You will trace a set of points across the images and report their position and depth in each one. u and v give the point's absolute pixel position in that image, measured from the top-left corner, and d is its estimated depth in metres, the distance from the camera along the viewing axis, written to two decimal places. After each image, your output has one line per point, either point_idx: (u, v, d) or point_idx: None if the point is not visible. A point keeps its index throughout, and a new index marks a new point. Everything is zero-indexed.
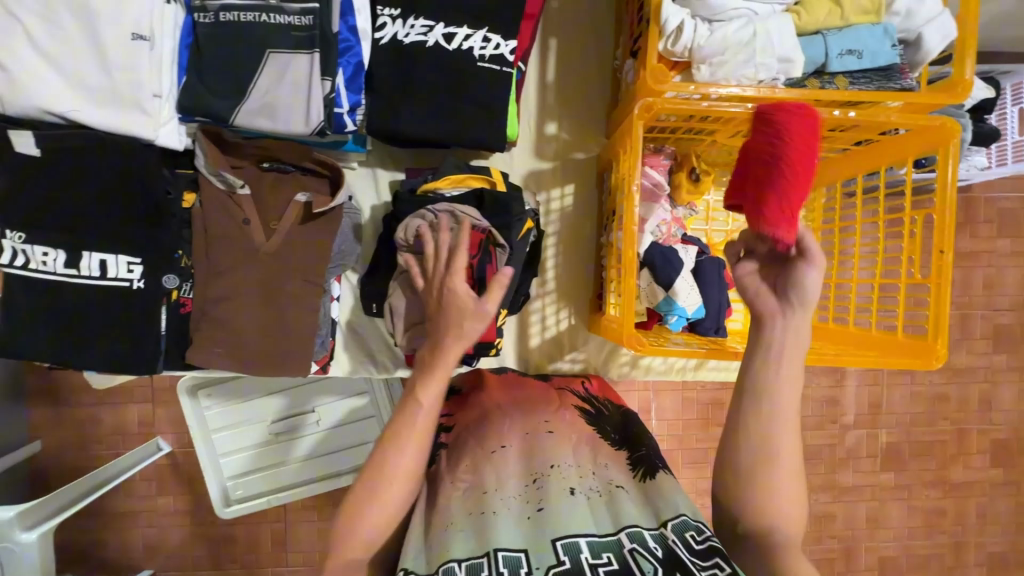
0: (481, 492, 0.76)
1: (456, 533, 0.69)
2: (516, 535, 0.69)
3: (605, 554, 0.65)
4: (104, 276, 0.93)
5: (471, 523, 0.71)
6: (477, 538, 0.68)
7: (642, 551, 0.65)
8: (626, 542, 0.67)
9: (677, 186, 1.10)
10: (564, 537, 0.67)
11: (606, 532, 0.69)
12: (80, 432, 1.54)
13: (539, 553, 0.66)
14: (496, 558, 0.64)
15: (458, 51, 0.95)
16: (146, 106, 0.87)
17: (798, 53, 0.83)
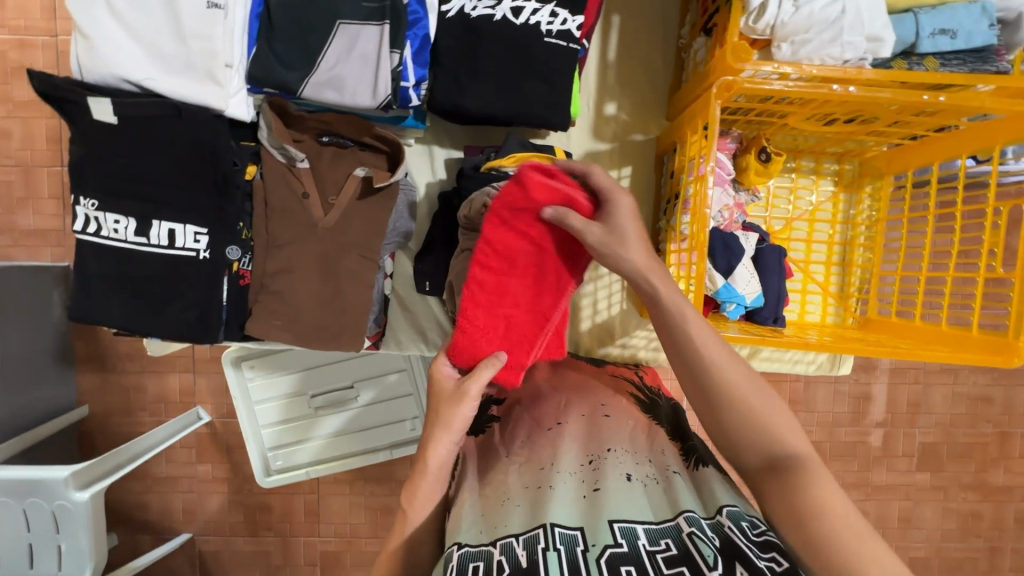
0: (537, 467, 0.77)
1: (512, 509, 0.71)
2: (572, 511, 0.69)
3: (663, 541, 0.65)
4: (172, 246, 0.94)
5: (527, 498, 0.72)
6: (532, 512, 0.69)
7: (701, 537, 0.64)
8: (684, 527, 0.66)
9: (745, 170, 1.04)
10: (620, 520, 0.66)
11: (663, 519, 0.68)
12: (125, 398, 1.59)
13: (596, 532, 0.65)
14: (553, 532, 0.64)
15: (526, 26, 0.94)
16: (219, 76, 0.88)
17: (888, 32, 0.79)
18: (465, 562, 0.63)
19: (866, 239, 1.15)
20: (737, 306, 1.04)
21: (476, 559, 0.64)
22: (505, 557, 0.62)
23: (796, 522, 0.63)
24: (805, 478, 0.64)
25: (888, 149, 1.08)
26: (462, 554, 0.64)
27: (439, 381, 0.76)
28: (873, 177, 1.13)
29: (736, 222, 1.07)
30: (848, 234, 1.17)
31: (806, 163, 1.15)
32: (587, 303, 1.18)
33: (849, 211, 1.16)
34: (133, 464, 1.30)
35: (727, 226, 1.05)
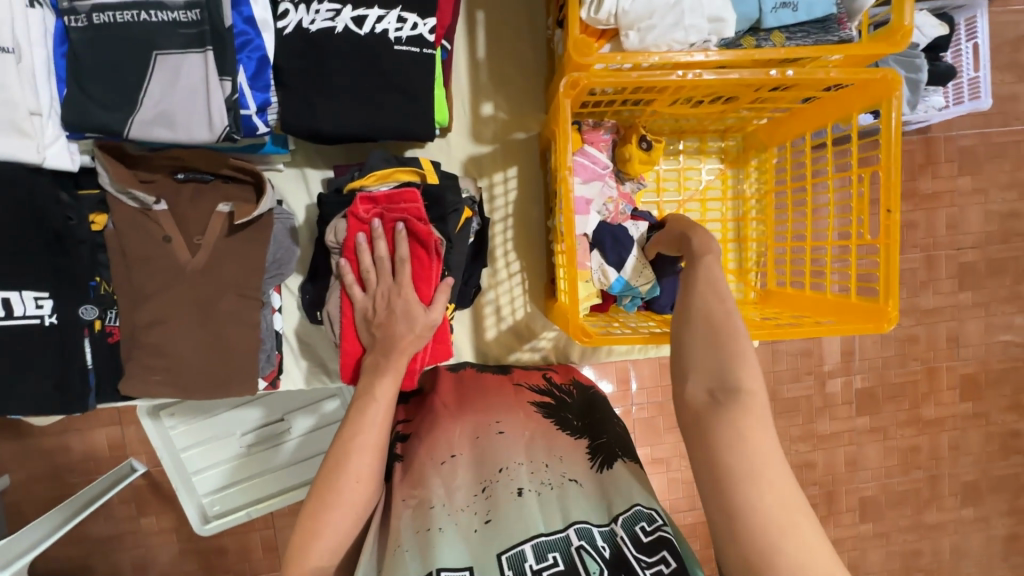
0: (427, 507, 0.76)
1: (402, 556, 0.70)
2: (462, 550, 0.70)
3: (552, 554, 0.69)
4: (10, 316, 0.85)
5: (416, 543, 0.71)
6: (422, 558, 0.69)
7: (588, 551, 0.68)
8: (574, 539, 0.70)
9: (628, 160, 1.01)
10: (509, 549, 0.69)
11: (555, 529, 0.72)
12: (49, 461, 1.49)
13: (486, 569, 0.68)
14: None
15: (372, 36, 0.88)
16: (24, 127, 0.78)
17: (728, 10, 0.77)
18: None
19: (757, 213, 1.15)
20: (633, 300, 1.03)
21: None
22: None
23: (712, 451, 0.63)
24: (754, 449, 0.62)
25: (766, 122, 1.08)
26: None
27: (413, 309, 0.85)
28: (756, 150, 1.13)
29: (624, 213, 1.05)
30: (739, 210, 1.17)
31: (692, 143, 1.14)
32: (491, 310, 1.14)
33: (738, 185, 1.17)
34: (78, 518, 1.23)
35: (613, 218, 1.03)
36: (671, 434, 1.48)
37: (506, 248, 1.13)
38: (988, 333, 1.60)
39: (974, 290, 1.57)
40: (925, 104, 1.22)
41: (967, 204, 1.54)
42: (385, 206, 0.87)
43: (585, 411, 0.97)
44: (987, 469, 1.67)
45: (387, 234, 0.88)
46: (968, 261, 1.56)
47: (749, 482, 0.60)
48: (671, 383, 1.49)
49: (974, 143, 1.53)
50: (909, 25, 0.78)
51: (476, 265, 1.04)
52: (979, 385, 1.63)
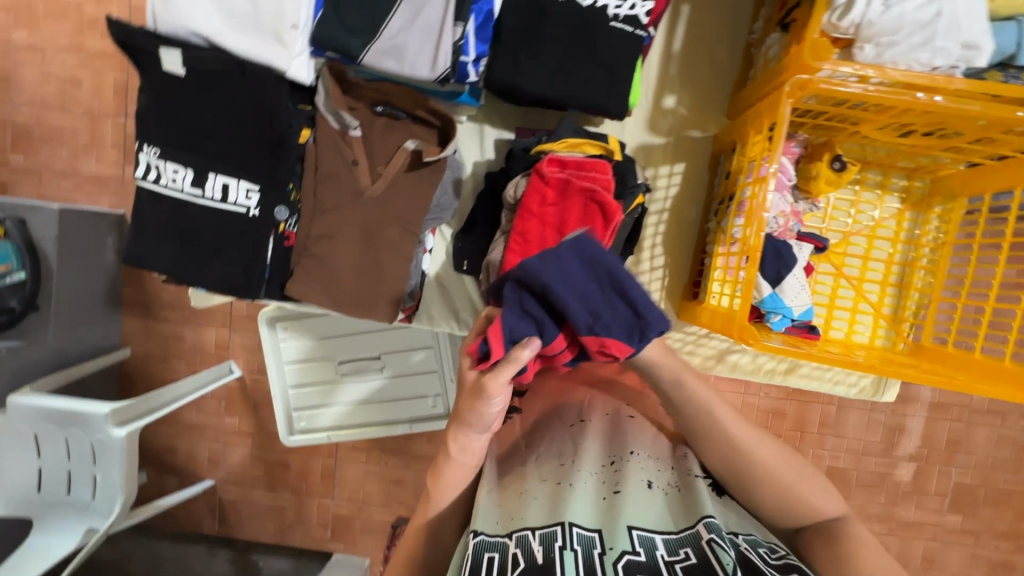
0: (557, 463, 0.74)
1: (531, 503, 0.68)
2: (590, 512, 0.67)
3: (683, 549, 0.63)
4: (225, 200, 0.96)
5: (545, 492, 0.70)
6: (550, 506, 0.67)
7: (720, 544, 0.60)
8: (704, 533, 0.63)
9: (815, 177, 0.98)
10: (640, 527, 0.65)
11: (682, 527, 0.65)
12: (165, 345, 1.64)
13: (614, 535, 0.64)
14: (570, 531, 0.62)
15: (592, 9, 0.91)
16: (284, 37, 0.88)
17: (986, 39, 0.73)
18: (481, 552, 0.62)
19: (928, 263, 1.09)
20: (782, 318, 1.00)
21: (490, 550, 0.62)
22: (520, 551, 0.61)
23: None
24: (846, 536, 0.68)
25: (965, 168, 1.01)
26: (478, 542, 0.63)
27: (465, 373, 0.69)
28: (944, 197, 1.07)
29: (791, 230, 1.02)
30: (909, 255, 1.11)
31: (873, 175, 1.09)
32: None
33: (914, 230, 1.10)
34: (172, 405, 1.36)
35: (780, 233, 1.01)
36: None
37: (655, 240, 1.13)
38: None
39: None
40: None
41: None
42: (574, 171, 0.90)
43: None
44: None
45: (567, 197, 0.90)
46: None
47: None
48: None
49: None
50: None
51: (627, 251, 1.05)
52: None
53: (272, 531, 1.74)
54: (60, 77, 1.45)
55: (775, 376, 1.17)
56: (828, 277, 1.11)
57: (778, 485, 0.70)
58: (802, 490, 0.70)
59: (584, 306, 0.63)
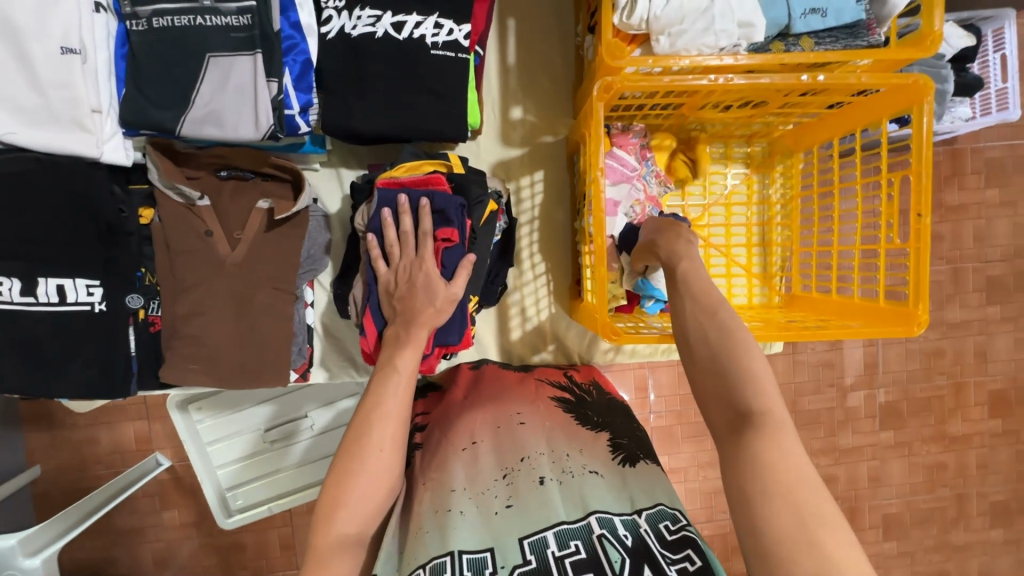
0: (448, 491, 0.73)
1: (423, 538, 0.67)
2: (482, 533, 0.67)
3: (574, 542, 0.64)
4: (64, 302, 0.90)
5: (435, 524, 0.68)
6: (442, 538, 0.66)
7: (611, 539, 0.63)
8: (595, 528, 0.65)
9: (673, 168, 1.10)
10: (530, 534, 0.65)
11: (575, 518, 0.67)
12: (79, 453, 1.53)
13: (506, 551, 0.64)
14: (460, 559, 0.62)
15: (410, 40, 0.92)
16: (86, 123, 0.83)
17: (758, 16, 0.80)
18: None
19: (782, 218, 1.17)
20: (656, 302, 1.02)
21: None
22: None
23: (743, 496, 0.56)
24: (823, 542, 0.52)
25: (792, 128, 1.09)
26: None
27: (435, 285, 0.83)
28: (782, 155, 1.15)
29: (651, 214, 1.06)
30: (765, 215, 1.18)
31: (718, 148, 1.16)
32: (515, 309, 1.16)
33: (764, 190, 1.18)
34: (91, 517, 1.25)
35: (642, 218, 1.04)
36: (689, 443, 1.49)
37: (532, 247, 1.15)
38: (1016, 349, 1.57)
39: (1002, 304, 1.55)
40: (951, 115, 1.19)
41: (995, 216, 1.52)
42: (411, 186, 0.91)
43: (605, 411, 0.92)
44: (1016, 489, 1.63)
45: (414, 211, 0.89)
46: (995, 275, 1.54)
47: (812, 518, 0.52)
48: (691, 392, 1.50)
49: (1001, 154, 1.51)
50: (939, 31, 0.79)
51: (503, 265, 1.07)
52: (1008, 401, 1.60)
53: None
54: None
55: (673, 351, 1.21)
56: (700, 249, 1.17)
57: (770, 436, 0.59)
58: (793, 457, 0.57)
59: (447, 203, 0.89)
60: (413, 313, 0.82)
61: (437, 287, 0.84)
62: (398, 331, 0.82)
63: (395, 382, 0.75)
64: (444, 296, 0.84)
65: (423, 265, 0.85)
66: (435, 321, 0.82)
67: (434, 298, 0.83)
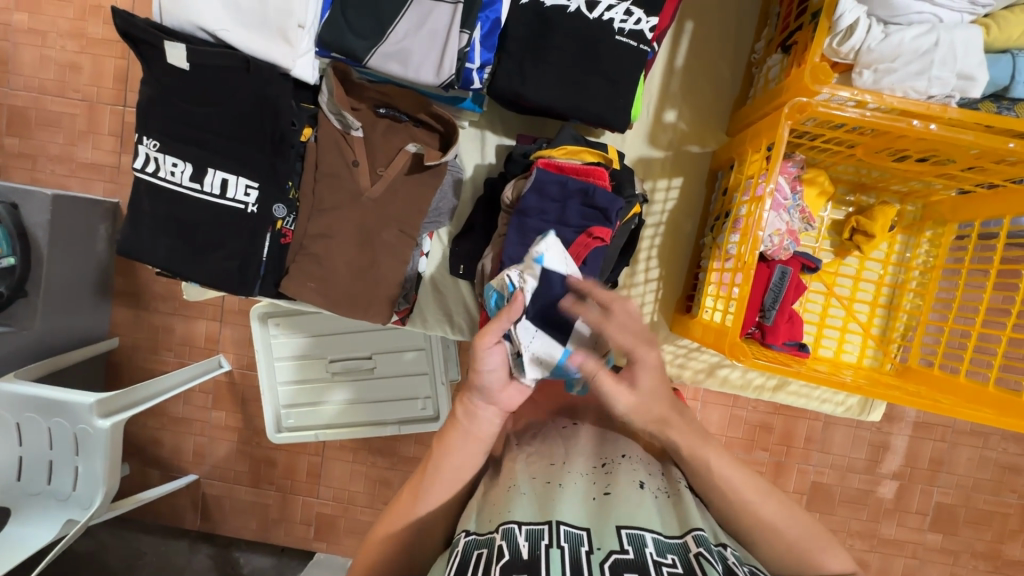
0: (547, 463, 0.75)
1: (518, 497, 0.69)
2: (579, 512, 0.67)
3: (670, 555, 0.62)
4: (223, 195, 0.96)
5: (535, 491, 0.70)
6: (539, 506, 0.68)
7: (708, 558, 0.60)
8: (692, 545, 0.63)
9: (813, 182, 1.05)
10: (630, 527, 0.64)
11: (671, 534, 0.66)
12: (153, 337, 1.62)
13: (602, 535, 0.64)
14: (558, 529, 0.63)
15: (599, 21, 0.92)
16: (290, 36, 0.89)
17: (982, 71, 0.75)
18: (470, 550, 0.63)
19: (918, 285, 1.10)
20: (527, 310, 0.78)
21: (479, 548, 0.62)
22: (505, 543, 0.61)
23: None
24: None
25: (956, 195, 1.03)
26: (468, 543, 0.64)
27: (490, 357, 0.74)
28: (935, 222, 1.08)
29: (785, 249, 1.02)
30: (899, 277, 1.12)
31: (867, 199, 1.11)
32: None
33: (905, 253, 1.12)
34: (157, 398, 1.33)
35: (774, 252, 1.01)
36: None
37: (651, 251, 1.14)
38: None
39: None
40: None
41: None
42: (571, 175, 0.93)
43: None
44: None
45: (569, 198, 0.92)
46: None
47: None
48: (739, 436, 1.48)
49: None
50: None
51: (622, 262, 1.06)
52: None
53: (254, 528, 1.72)
54: (59, 62, 1.43)
55: (765, 392, 1.18)
56: (820, 296, 1.13)
57: (782, 536, 0.68)
58: (805, 544, 0.68)
59: (607, 199, 0.91)
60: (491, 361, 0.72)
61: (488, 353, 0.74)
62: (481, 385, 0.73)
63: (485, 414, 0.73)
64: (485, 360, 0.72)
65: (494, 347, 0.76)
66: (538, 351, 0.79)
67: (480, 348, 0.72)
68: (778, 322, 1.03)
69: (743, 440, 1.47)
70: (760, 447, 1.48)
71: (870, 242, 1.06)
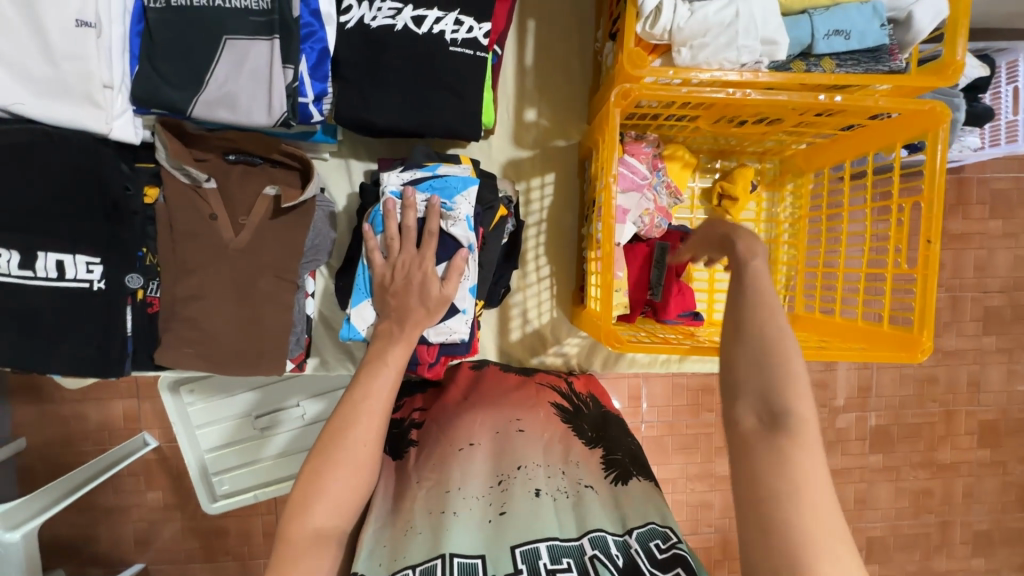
0: (443, 492, 0.73)
1: (414, 537, 0.67)
2: (473, 539, 0.66)
3: (565, 559, 0.64)
4: (61, 278, 0.89)
5: (429, 528, 0.68)
6: (433, 539, 0.66)
7: (602, 560, 0.63)
8: (588, 548, 0.65)
9: (672, 158, 1.08)
10: (523, 544, 0.65)
11: (569, 536, 0.67)
12: (65, 429, 1.49)
13: (497, 560, 0.64)
14: (451, 562, 0.62)
15: (428, 36, 0.90)
16: (97, 99, 0.84)
17: (782, 35, 0.79)
18: None
19: (789, 236, 1.17)
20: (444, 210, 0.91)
21: None
22: None
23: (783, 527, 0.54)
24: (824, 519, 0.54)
25: (805, 147, 1.09)
26: None
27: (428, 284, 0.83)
28: (793, 175, 1.14)
29: (658, 226, 1.04)
30: (773, 232, 1.19)
31: (730, 164, 1.16)
32: (517, 312, 1.16)
33: (773, 209, 1.18)
34: (74, 495, 1.21)
35: (648, 230, 1.02)
36: (679, 454, 1.46)
37: (538, 250, 1.15)
38: (1010, 380, 1.55)
39: (999, 335, 1.53)
40: (961, 144, 1.17)
41: (996, 247, 1.50)
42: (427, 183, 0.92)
43: (597, 422, 0.93)
44: (1000, 519, 1.61)
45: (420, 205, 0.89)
46: (994, 305, 1.52)
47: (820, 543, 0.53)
48: (684, 404, 1.47)
49: (1008, 186, 1.49)
50: (960, 60, 0.81)
51: (507, 266, 1.07)
52: (998, 432, 1.58)
53: None
54: None
55: (672, 364, 1.21)
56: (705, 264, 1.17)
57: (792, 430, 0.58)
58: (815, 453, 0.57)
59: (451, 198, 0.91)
60: (427, 291, 0.83)
61: (429, 285, 0.83)
62: (401, 316, 0.82)
63: (386, 374, 0.77)
64: (420, 294, 0.83)
65: (420, 267, 0.84)
66: (427, 323, 0.83)
67: (422, 288, 0.83)
68: (666, 298, 1.04)
69: (688, 406, 1.46)
70: (706, 408, 1.46)
71: (736, 205, 1.11)
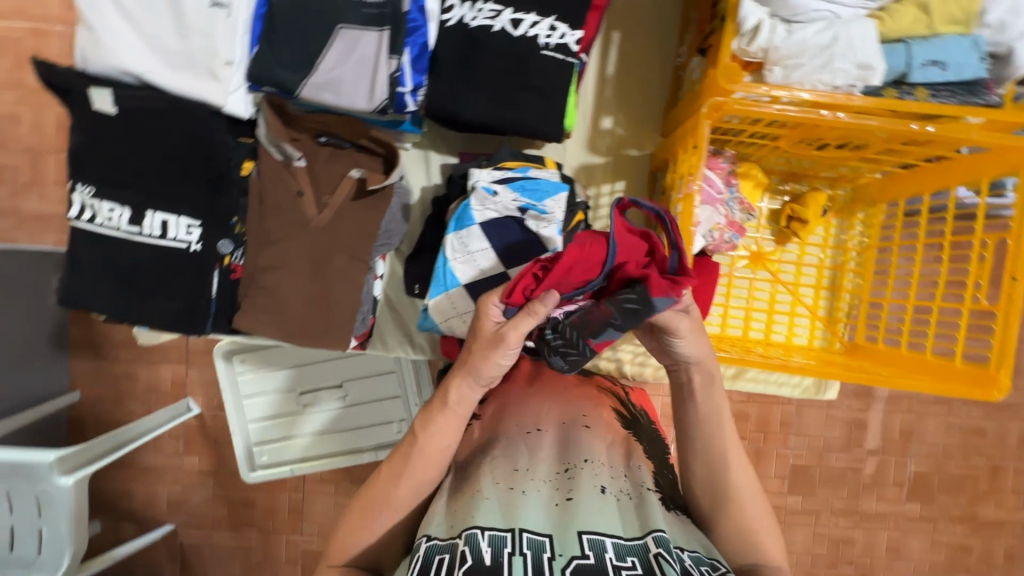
0: (512, 468, 0.76)
1: (482, 502, 0.70)
2: (541, 519, 0.69)
3: (630, 557, 0.64)
4: (164, 236, 0.96)
5: (499, 498, 0.71)
6: (503, 512, 0.69)
7: (667, 559, 0.63)
8: (652, 546, 0.65)
9: (747, 176, 1.10)
10: (591, 531, 0.66)
11: (632, 536, 0.68)
12: (118, 387, 1.56)
13: (565, 542, 0.65)
14: (520, 537, 0.65)
15: (523, 38, 0.94)
16: (218, 73, 0.91)
17: (878, 60, 0.79)
18: (432, 555, 0.64)
19: (856, 266, 1.16)
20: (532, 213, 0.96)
21: (442, 552, 0.64)
22: (468, 548, 0.62)
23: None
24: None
25: (881, 176, 1.09)
26: (430, 548, 0.65)
27: None
28: (864, 204, 1.14)
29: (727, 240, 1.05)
30: (838, 259, 1.18)
31: (800, 187, 1.16)
32: None
33: (841, 236, 1.17)
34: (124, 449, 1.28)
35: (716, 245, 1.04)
36: None
37: None
38: None
39: None
40: None
41: None
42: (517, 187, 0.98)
43: (652, 437, 0.91)
44: None
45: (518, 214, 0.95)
46: None
47: None
48: None
49: None
50: None
51: None
52: None
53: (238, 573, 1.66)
54: None
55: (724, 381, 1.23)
56: (766, 284, 1.17)
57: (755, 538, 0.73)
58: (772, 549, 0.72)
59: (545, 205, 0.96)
60: None
61: None
62: None
63: None
64: None
65: None
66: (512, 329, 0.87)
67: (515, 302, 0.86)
68: None
69: None
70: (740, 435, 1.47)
71: (805, 228, 1.10)
